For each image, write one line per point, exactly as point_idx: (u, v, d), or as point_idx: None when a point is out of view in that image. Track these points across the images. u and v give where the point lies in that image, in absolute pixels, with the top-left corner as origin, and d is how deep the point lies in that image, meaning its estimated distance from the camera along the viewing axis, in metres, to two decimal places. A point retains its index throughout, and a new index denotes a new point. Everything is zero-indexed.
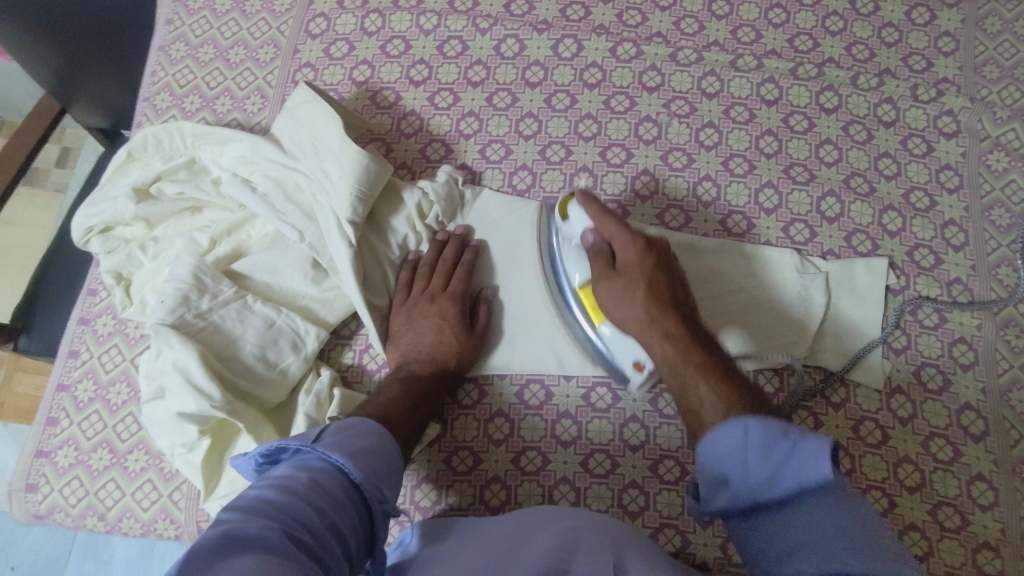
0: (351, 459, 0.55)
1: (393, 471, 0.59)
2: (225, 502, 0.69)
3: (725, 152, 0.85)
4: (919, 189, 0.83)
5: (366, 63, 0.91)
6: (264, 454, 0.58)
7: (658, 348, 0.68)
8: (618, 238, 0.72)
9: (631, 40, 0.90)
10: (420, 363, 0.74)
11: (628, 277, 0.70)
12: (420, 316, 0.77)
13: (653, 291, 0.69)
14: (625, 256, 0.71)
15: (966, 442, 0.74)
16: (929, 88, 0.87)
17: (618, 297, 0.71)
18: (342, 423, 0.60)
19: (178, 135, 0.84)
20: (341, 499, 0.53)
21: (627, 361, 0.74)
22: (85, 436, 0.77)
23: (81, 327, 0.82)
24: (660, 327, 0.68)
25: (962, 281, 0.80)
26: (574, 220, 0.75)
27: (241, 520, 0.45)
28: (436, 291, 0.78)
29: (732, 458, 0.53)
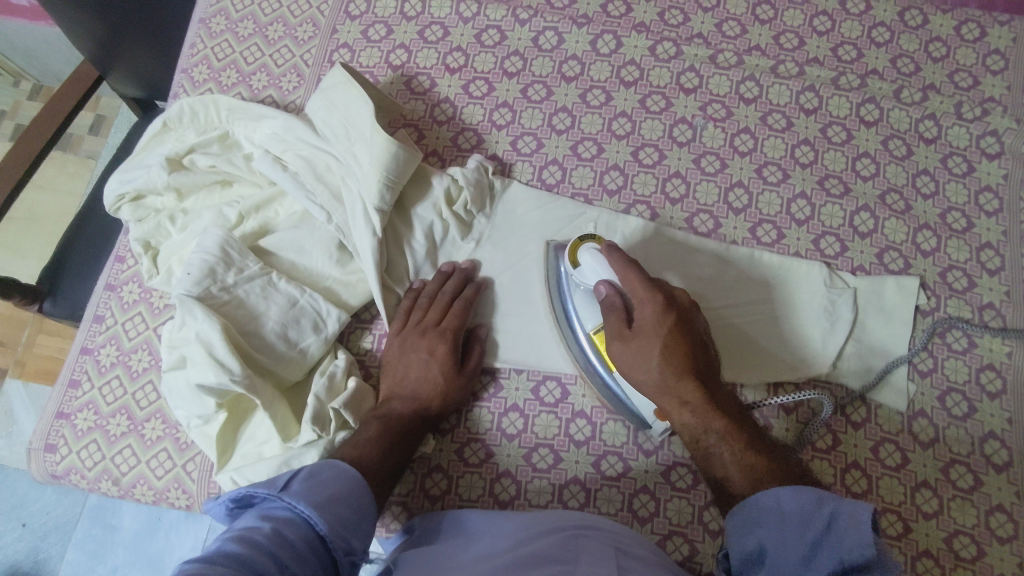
0: (317, 510, 0.53)
1: (364, 519, 0.57)
2: (236, 475, 0.69)
3: (759, 159, 0.84)
4: (957, 209, 0.81)
5: (403, 48, 0.90)
6: (234, 500, 0.55)
7: (677, 413, 0.63)
8: (635, 295, 0.65)
9: (671, 40, 0.89)
10: (403, 402, 0.72)
11: (644, 337, 0.64)
12: (410, 353, 0.74)
13: (674, 355, 0.63)
14: (642, 315, 0.64)
15: (987, 471, 0.72)
16: (974, 107, 0.85)
17: (634, 360, 0.65)
18: (313, 469, 0.58)
19: (214, 109, 0.84)
20: (307, 548, 0.50)
21: (646, 410, 0.69)
22: (105, 401, 0.78)
23: (108, 294, 0.83)
24: (679, 395, 0.63)
25: (994, 306, 0.78)
26: (586, 267, 0.69)
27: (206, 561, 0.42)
28: (429, 326, 0.75)
29: (763, 526, 0.54)
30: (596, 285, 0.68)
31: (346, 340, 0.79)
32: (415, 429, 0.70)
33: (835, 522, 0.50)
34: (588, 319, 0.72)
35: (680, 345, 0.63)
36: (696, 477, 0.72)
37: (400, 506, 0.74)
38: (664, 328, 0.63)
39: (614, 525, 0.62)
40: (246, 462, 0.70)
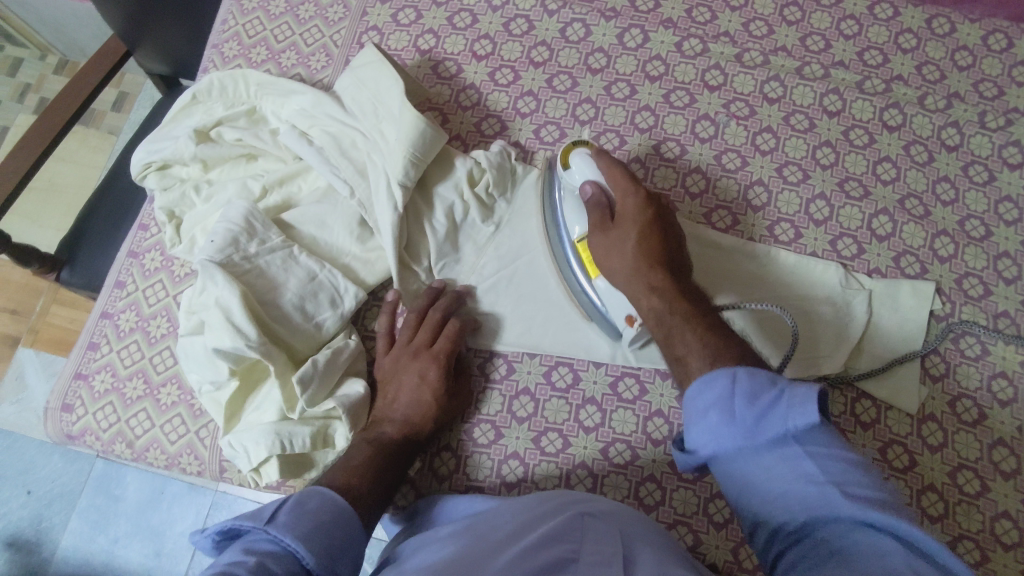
0: (302, 542, 0.52)
1: (353, 548, 0.56)
2: (233, 442, 0.69)
3: (780, 159, 0.84)
4: (975, 217, 0.82)
5: (432, 33, 0.91)
6: (222, 531, 0.55)
7: (645, 301, 0.66)
8: (616, 190, 0.72)
9: (698, 37, 0.90)
10: (394, 426, 0.70)
11: (626, 224, 0.70)
12: (402, 374, 0.73)
13: (648, 240, 0.68)
14: (624, 207, 0.71)
15: (995, 477, 0.72)
16: (998, 117, 0.85)
17: (611, 246, 0.70)
18: (300, 495, 0.57)
19: (243, 83, 0.86)
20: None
21: (620, 314, 0.73)
22: (123, 364, 0.79)
23: (130, 260, 0.84)
24: (647, 277, 0.67)
25: (1009, 315, 0.78)
26: (574, 168, 0.75)
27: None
28: (421, 348, 0.74)
29: (711, 410, 0.52)
30: (582, 184, 0.74)
31: (360, 318, 0.80)
32: (404, 453, 0.69)
33: (785, 401, 0.49)
34: (574, 227, 0.77)
35: (654, 231, 0.69)
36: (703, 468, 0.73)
37: (408, 482, 0.75)
38: (641, 216, 0.69)
39: (614, 505, 0.62)
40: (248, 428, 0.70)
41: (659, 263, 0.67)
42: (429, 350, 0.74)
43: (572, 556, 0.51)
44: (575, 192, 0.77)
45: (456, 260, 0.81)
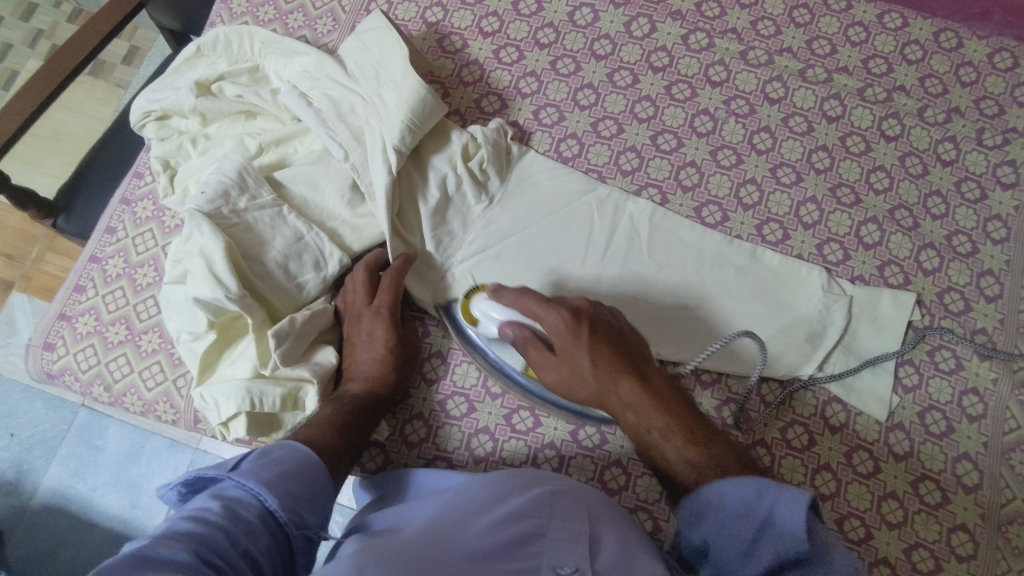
0: (267, 485, 0.54)
1: (319, 494, 0.58)
2: (202, 393, 0.71)
3: (775, 159, 0.85)
4: (963, 233, 0.82)
5: (440, 6, 0.91)
6: (186, 484, 0.57)
7: (627, 419, 0.67)
8: (535, 313, 0.69)
9: (704, 32, 0.90)
10: (357, 382, 0.72)
11: (573, 368, 0.67)
12: (355, 337, 0.76)
13: (602, 364, 0.66)
14: (559, 338, 0.67)
15: (956, 490, 0.73)
16: (996, 135, 0.85)
17: (570, 384, 0.68)
18: (264, 447, 0.58)
19: (248, 40, 0.86)
20: (258, 524, 0.52)
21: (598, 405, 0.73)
22: (107, 309, 0.80)
23: (122, 207, 0.84)
24: (619, 399, 0.67)
25: (986, 332, 0.79)
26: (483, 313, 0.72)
27: (156, 543, 0.45)
28: (364, 308, 0.76)
29: (709, 523, 0.57)
30: (501, 324, 0.71)
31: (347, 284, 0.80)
32: (370, 413, 0.71)
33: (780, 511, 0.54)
34: (508, 356, 0.76)
35: (607, 356, 0.66)
36: None
37: (379, 448, 0.76)
38: (580, 331, 0.66)
39: (578, 483, 0.63)
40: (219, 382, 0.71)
41: (618, 374, 0.66)
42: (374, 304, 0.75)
43: (539, 532, 0.53)
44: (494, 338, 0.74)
45: (449, 234, 0.81)
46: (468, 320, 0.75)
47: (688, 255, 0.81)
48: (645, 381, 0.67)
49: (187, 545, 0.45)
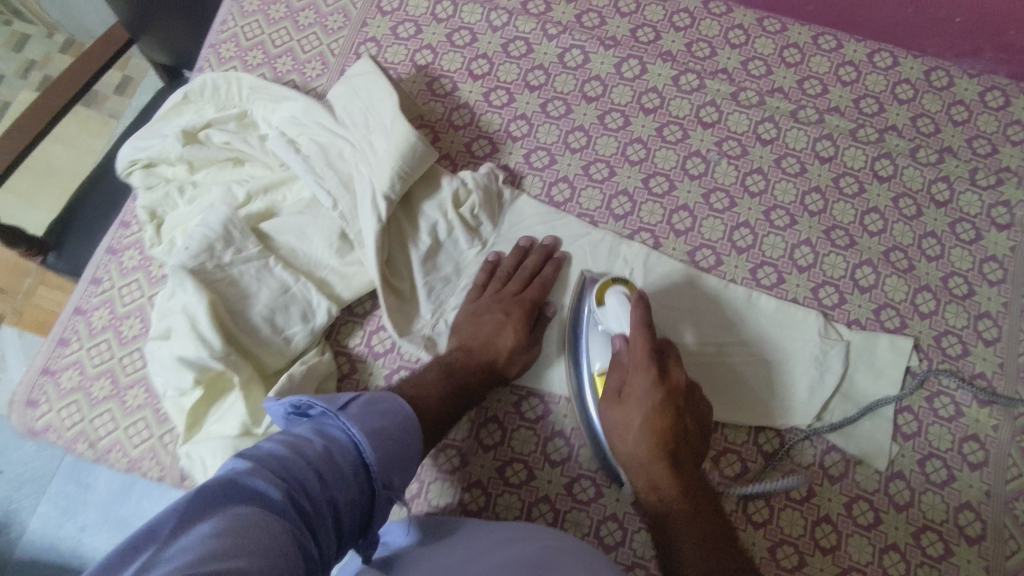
0: (368, 440, 0.58)
1: (408, 460, 0.62)
2: (189, 453, 0.70)
3: (768, 202, 0.84)
4: (959, 275, 0.81)
5: (430, 48, 0.91)
6: (295, 406, 0.62)
7: (645, 491, 0.66)
8: (635, 360, 0.69)
9: (695, 72, 0.89)
10: (465, 353, 0.74)
11: (639, 403, 0.68)
12: (483, 314, 0.76)
13: (654, 429, 0.66)
14: (638, 383, 0.68)
15: (959, 541, 0.72)
16: (989, 174, 0.85)
17: (624, 424, 0.68)
18: (372, 398, 0.63)
19: (236, 86, 0.85)
20: (350, 475, 0.56)
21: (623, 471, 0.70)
22: (92, 362, 0.78)
23: (108, 257, 0.83)
24: (651, 469, 0.66)
25: (985, 376, 0.78)
26: (611, 307, 0.72)
27: (253, 471, 0.49)
28: (506, 294, 0.77)
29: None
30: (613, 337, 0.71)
31: (335, 334, 0.79)
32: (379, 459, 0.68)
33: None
34: (599, 358, 0.73)
35: (666, 430, 0.66)
36: None
37: None
38: (654, 399, 0.67)
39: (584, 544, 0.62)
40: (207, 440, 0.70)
41: (663, 452, 0.66)
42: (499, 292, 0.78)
43: None
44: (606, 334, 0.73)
45: (441, 280, 0.80)
46: (597, 302, 0.73)
47: (683, 304, 0.80)
48: (686, 478, 0.65)
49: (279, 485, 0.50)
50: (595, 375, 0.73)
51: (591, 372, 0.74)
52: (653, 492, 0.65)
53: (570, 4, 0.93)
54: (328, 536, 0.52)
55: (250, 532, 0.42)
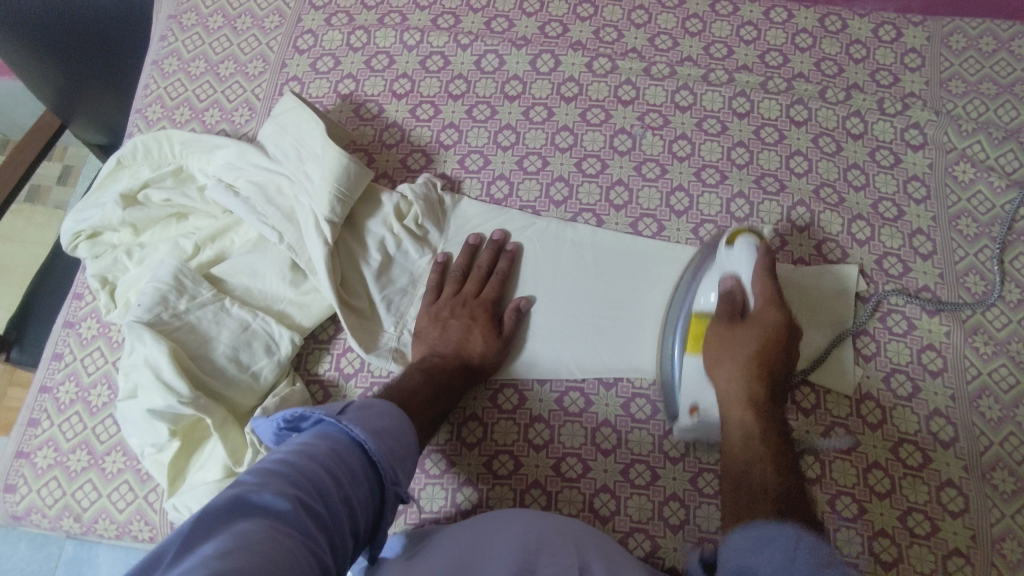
0: (373, 438, 0.60)
1: (409, 455, 0.64)
2: (177, 506, 0.69)
3: (697, 163, 0.87)
4: (887, 199, 0.85)
5: (351, 77, 0.94)
6: (287, 420, 0.63)
7: (739, 412, 0.69)
8: (760, 296, 0.71)
9: (607, 56, 0.93)
10: (443, 358, 0.76)
11: (758, 329, 0.70)
12: (449, 318, 0.79)
13: (762, 351, 0.70)
14: (762, 315, 0.70)
15: (935, 447, 0.75)
16: (895, 102, 0.89)
17: (733, 347, 0.70)
18: (367, 402, 0.65)
19: (167, 144, 0.86)
20: (359, 473, 0.58)
21: (688, 401, 0.73)
22: (65, 437, 0.78)
23: (66, 331, 0.83)
24: (750, 386, 0.69)
25: (929, 288, 0.81)
26: (739, 251, 0.72)
27: (259, 483, 0.50)
28: (468, 297, 0.80)
29: (758, 546, 0.59)
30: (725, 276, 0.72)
31: (304, 364, 0.80)
32: None
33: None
34: (708, 295, 0.74)
35: (773, 358, 0.70)
36: (654, 472, 0.74)
37: None
38: (774, 328, 0.70)
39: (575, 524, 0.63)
40: (193, 491, 0.69)
41: (763, 379, 0.70)
42: (459, 295, 0.80)
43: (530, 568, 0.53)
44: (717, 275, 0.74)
45: (399, 292, 0.82)
46: (726, 244, 0.73)
47: (637, 272, 0.82)
48: (771, 416, 0.69)
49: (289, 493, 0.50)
50: (696, 312, 0.74)
51: (690, 309, 0.75)
52: (749, 409, 0.69)
53: (478, 13, 0.97)
54: (345, 535, 0.54)
55: (262, 544, 0.44)
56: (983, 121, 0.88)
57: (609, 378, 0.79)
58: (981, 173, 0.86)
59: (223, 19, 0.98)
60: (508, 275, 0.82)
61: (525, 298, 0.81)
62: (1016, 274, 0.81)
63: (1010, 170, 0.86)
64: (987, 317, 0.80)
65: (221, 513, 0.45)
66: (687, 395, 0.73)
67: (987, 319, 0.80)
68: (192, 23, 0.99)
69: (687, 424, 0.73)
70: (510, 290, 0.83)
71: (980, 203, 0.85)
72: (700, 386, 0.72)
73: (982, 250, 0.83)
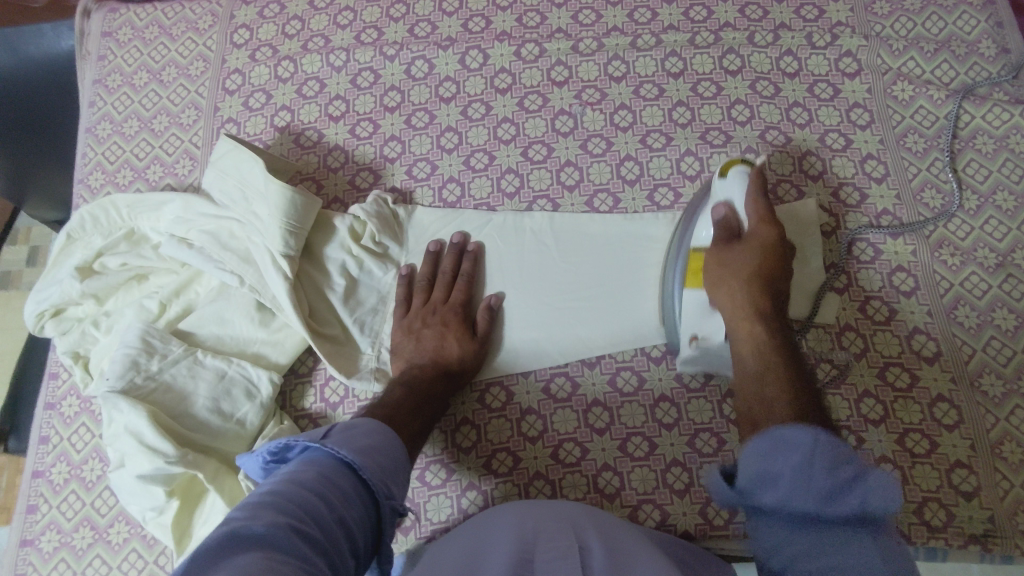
0: (358, 456, 0.61)
1: (400, 469, 0.65)
2: None
3: (641, 130, 0.87)
4: (833, 131, 0.85)
5: (286, 109, 0.93)
6: (273, 453, 0.63)
7: (745, 313, 0.70)
8: (751, 216, 0.72)
9: (533, 41, 0.93)
10: (424, 368, 0.76)
11: (758, 244, 0.72)
12: (422, 329, 0.79)
13: (764, 276, 0.71)
14: (756, 230, 0.72)
15: (920, 365, 0.75)
16: (825, 34, 0.89)
17: (732, 266, 0.72)
18: (349, 422, 0.66)
19: (114, 209, 0.85)
20: (351, 493, 0.58)
21: (687, 327, 0.74)
22: (66, 517, 0.77)
23: (48, 413, 0.83)
24: (753, 301, 0.70)
25: (889, 212, 0.82)
26: (732, 181, 0.73)
27: (247, 516, 0.49)
28: (437, 304, 0.80)
29: (774, 455, 0.57)
30: (717, 205, 0.73)
31: (289, 401, 0.79)
32: None
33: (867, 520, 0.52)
34: (703, 229, 0.75)
35: (774, 273, 0.72)
36: (651, 442, 0.75)
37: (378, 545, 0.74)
38: (771, 243, 0.72)
39: (563, 504, 0.66)
40: None
41: (766, 293, 0.71)
42: (429, 304, 0.80)
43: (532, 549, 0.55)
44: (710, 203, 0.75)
45: (370, 312, 0.82)
46: (719, 176, 0.75)
47: (600, 248, 0.82)
48: (779, 330, 0.70)
49: (281, 521, 0.50)
50: (694, 248, 0.75)
51: (688, 247, 0.76)
52: (755, 319, 0.70)
53: (400, 22, 0.96)
54: (344, 553, 0.53)
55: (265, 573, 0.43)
56: (914, 37, 0.89)
57: (591, 357, 0.79)
58: (920, 88, 0.86)
59: (148, 74, 0.98)
60: (474, 275, 0.83)
61: (494, 295, 0.81)
62: (971, 180, 0.82)
63: (947, 80, 0.86)
64: (950, 228, 0.80)
65: (214, 548, 0.44)
66: (688, 326, 0.74)
67: (951, 231, 0.80)
68: (118, 84, 0.98)
69: (688, 354, 0.74)
70: (480, 289, 0.83)
71: (925, 117, 0.85)
72: (699, 315, 0.74)
73: (933, 164, 0.83)
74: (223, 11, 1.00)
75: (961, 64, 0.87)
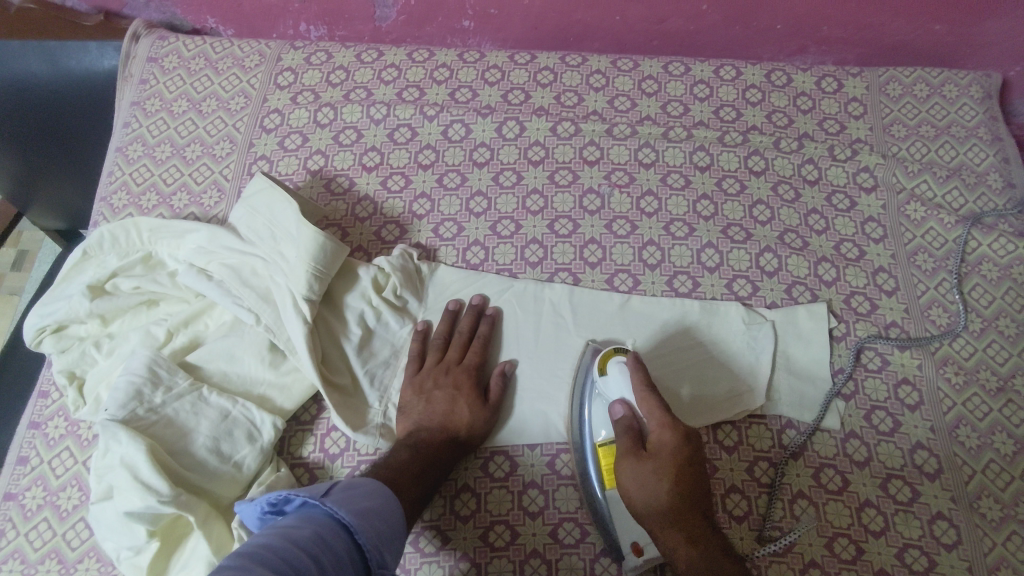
0: (358, 517, 0.59)
1: (397, 535, 0.62)
2: None
3: (665, 218, 0.90)
4: (848, 241, 0.89)
5: (320, 153, 0.94)
6: (271, 504, 0.61)
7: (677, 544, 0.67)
8: (653, 420, 0.70)
9: (570, 120, 0.96)
10: (430, 430, 0.75)
11: (660, 454, 0.69)
12: (432, 388, 0.78)
13: (679, 486, 0.68)
14: (660, 438, 0.69)
15: (921, 481, 0.76)
16: (845, 148, 0.94)
17: (645, 479, 0.69)
18: (351, 482, 0.64)
19: (135, 231, 0.85)
20: (345, 555, 0.56)
21: (624, 538, 0.71)
22: (32, 547, 0.73)
23: (31, 432, 0.79)
24: (680, 516, 0.67)
25: (898, 324, 0.84)
26: (612, 377, 0.74)
27: (238, 571, 0.47)
28: (451, 364, 0.80)
29: None
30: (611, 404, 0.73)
31: (287, 447, 0.77)
32: None
33: None
34: (602, 428, 0.74)
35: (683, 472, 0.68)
36: None
37: None
38: (673, 448, 0.68)
39: None
40: None
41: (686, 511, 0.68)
42: (442, 363, 0.80)
43: None
44: (606, 398, 0.75)
45: (381, 365, 0.81)
46: (599, 372, 0.75)
47: (616, 327, 0.83)
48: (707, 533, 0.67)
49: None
50: (600, 443, 0.74)
51: (594, 441, 0.75)
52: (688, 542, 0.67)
53: (442, 85, 0.99)
54: None
55: None
56: (927, 162, 0.94)
57: None
58: (931, 210, 0.90)
59: (188, 103, 0.99)
60: (490, 338, 0.83)
61: (508, 361, 0.81)
62: (976, 304, 0.85)
63: (956, 206, 0.91)
64: (954, 347, 0.83)
65: None
66: (625, 535, 0.71)
67: (955, 350, 0.83)
68: (156, 109, 0.99)
69: (633, 563, 0.71)
70: (494, 353, 0.83)
71: (934, 239, 0.89)
72: (629, 518, 0.72)
73: (941, 284, 0.86)
74: (271, 52, 1.02)
75: (970, 192, 0.92)
